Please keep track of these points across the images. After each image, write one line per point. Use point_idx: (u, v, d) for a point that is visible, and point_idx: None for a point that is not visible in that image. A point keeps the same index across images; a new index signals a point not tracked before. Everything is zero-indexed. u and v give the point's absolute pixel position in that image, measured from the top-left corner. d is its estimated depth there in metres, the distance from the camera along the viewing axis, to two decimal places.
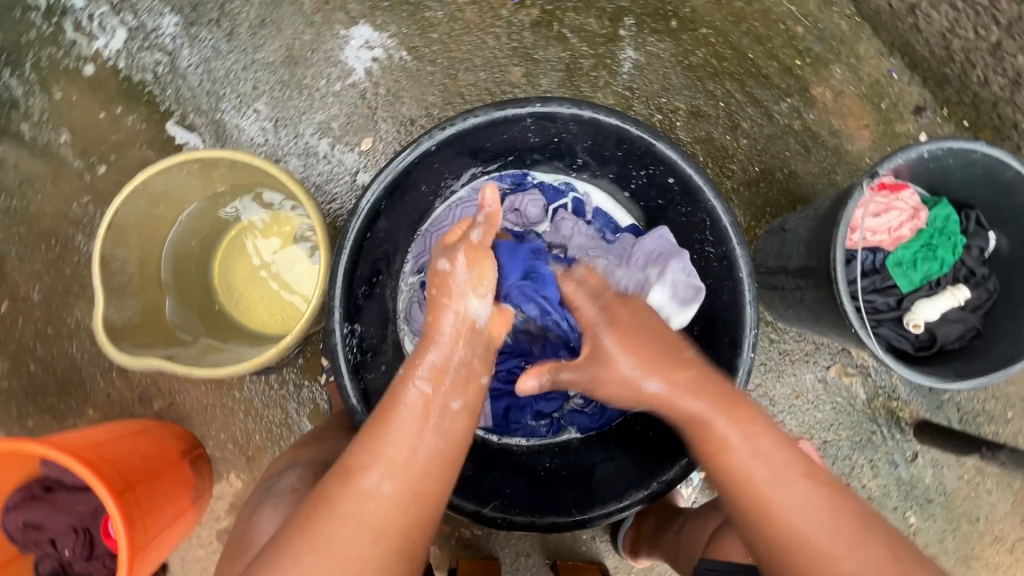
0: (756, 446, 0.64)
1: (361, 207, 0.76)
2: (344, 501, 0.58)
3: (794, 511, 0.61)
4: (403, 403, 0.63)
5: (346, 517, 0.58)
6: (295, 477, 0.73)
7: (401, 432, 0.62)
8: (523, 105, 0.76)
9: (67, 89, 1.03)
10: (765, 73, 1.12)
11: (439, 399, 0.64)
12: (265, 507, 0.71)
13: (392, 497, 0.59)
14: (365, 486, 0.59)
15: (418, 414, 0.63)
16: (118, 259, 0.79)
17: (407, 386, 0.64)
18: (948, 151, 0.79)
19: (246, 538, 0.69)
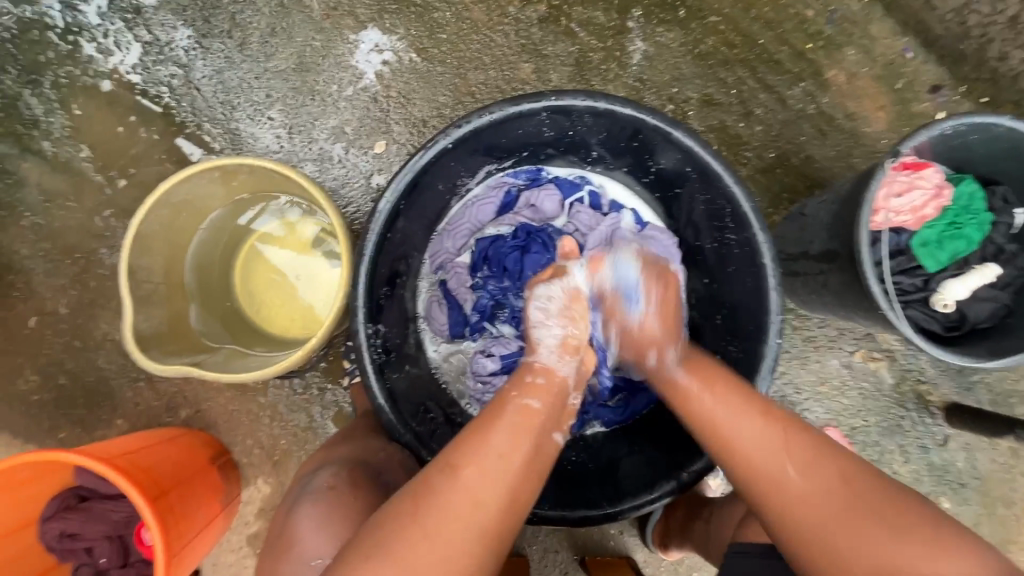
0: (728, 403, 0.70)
1: (380, 208, 0.76)
2: (445, 496, 0.59)
3: (772, 461, 0.66)
4: (506, 408, 0.68)
5: (445, 513, 0.58)
6: (329, 474, 0.73)
7: (501, 437, 0.64)
8: (538, 99, 0.76)
9: (86, 105, 1.05)
10: (777, 59, 1.11)
11: (540, 411, 0.68)
12: (301, 503, 0.71)
13: (492, 496, 0.60)
14: (464, 482, 0.60)
15: (516, 426, 0.66)
16: (144, 269, 0.79)
17: (513, 397, 0.70)
18: (972, 126, 0.77)
19: (288, 536, 0.69)
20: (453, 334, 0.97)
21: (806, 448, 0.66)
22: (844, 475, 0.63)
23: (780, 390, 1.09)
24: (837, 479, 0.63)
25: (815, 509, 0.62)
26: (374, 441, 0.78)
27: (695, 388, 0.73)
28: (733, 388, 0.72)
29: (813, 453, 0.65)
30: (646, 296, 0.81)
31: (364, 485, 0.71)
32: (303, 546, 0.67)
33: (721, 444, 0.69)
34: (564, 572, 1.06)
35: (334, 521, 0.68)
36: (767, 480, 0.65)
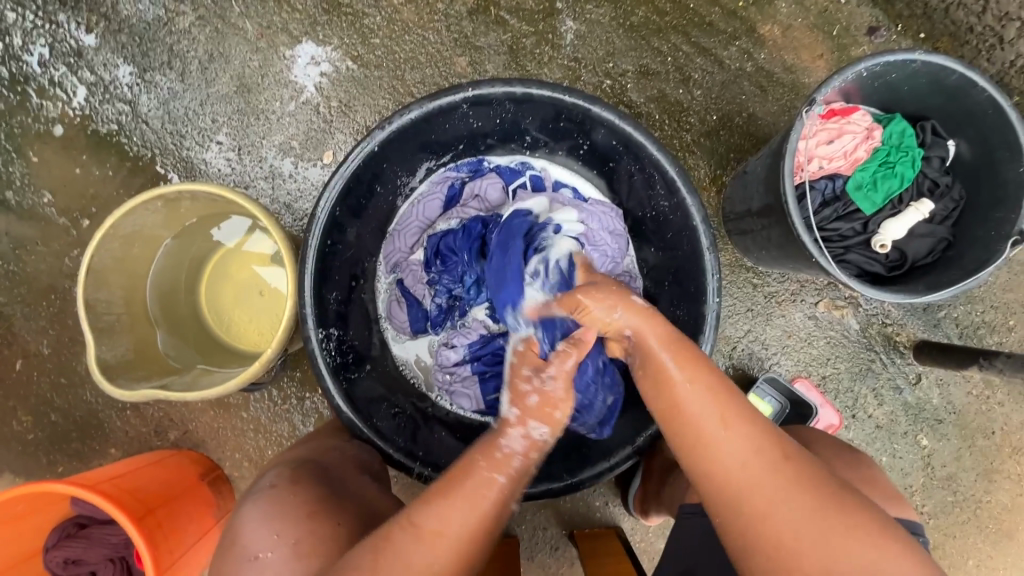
0: (711, 391, 0.64)
1: (316, 217, 0.78)
2: (409, 557, 0.58)
3: (760, 467, 0.60)
4: (473, 475, 0.64)
5: (403, 572, 0.57)
6: (274, 475, 0.71)
7: (466, 504, 0.62)
8: (456, 92, 0.78)
9: (42, 152, 1.08)
10: (709, 21, 1.11)
11: (506, 484, 0.65)
12: (242, 505, 0.68)
13: (447, 557, 0.59)
14: (430, 544, 0.59)
15: (482, 494, 0.63)
16: (102, 301, 0.82)
17: (482, 464, 0.65)
18: (888, 66, 0.78)
19: (231, 535, 0.66)
20: (415, 330, 0.99)
21: (790, 446, 0.62)
22: (809, 469, 0.60)
23: (747, 348, 1.10)
24: (815, 485, 0.59)
25: (796, 512, 0.58)
26: (331, 441, 0.79)
27: (681, 378, 0.66)
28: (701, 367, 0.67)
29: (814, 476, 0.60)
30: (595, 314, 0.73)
31: (307, 480, 0.70)
32: (242, 545, 0.64)
33: (712, 455, 0.62)
34: (554, 548, 1.09)
35: (273, 518, 0.64)
36: (758, 496, 0.59)
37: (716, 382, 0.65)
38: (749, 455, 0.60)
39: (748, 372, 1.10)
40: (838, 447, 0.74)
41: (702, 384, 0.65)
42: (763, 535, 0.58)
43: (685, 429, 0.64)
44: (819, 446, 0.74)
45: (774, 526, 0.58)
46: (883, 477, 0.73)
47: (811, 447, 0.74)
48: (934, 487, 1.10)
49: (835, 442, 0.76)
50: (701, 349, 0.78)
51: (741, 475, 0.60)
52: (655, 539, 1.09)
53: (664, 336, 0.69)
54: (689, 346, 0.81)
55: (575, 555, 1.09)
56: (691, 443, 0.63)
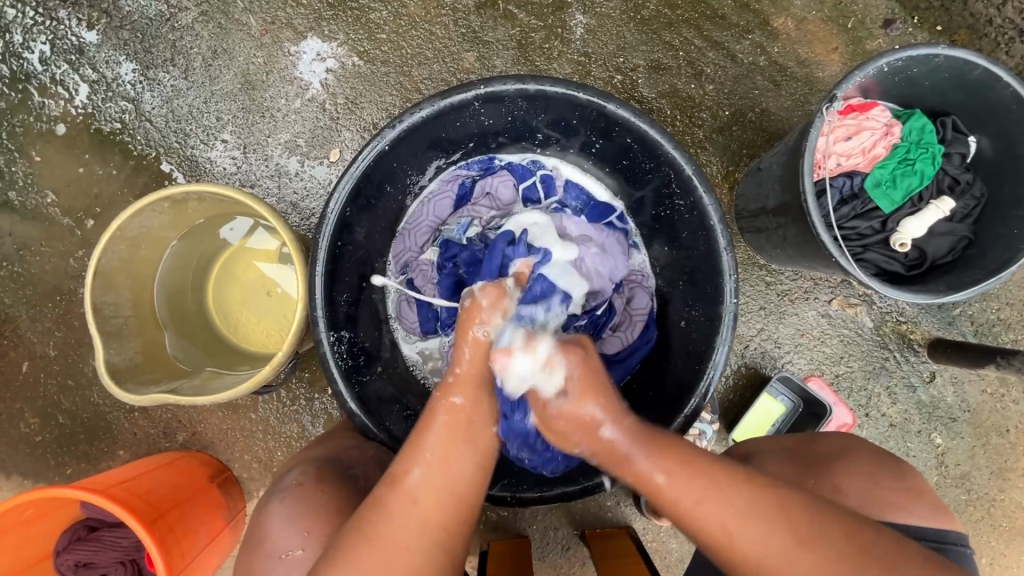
0: (700, 486, 0.62)
1: (327, 218, 0.77)
2: (392, 505, 0.61)
3: (782, 555, 0.58)
4: (436, 411, 0.66)
5: (389, 518, 0.60)
6: (298, 472, 0.75)
7: (436, 440, 0.64)
8: (468, 90, 0.76)
9: (44, 151, 1.07)
10: (721, 14, 1.09)
11: (469, 407, 0.66)
12: (270, 503, 0.73)
13: (432, 490, 0.62)
14: (410, 488, 0.61)
15: (449, 427, 0.65)
16: (110, 305, 0.81)
17: (439, 399, 0.67)
18: (910, 60, 0.76)
19: (259, 532, 0.71)
20: (425, 330, 0.99)
21: (793, 509, 0.60)
22: (830, 534, 0.58)
23: (760, 347, 1.09)
24: (839, 550, 0.58)
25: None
26: (347, 441, 0.80)
27: (658, 477, 0.63)
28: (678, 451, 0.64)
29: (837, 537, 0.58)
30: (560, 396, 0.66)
31: (329, 478, 0.73)
32: (271, 542, 0.70)
33: (738, 563, 0.59)
34: (566, 548, 1.09)
35: (299, 518, 0.70)
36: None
37: (695, 474, 0.62)
38: (764, 544, 0.59)
39: (761, 371, 1.09)
40: (876, 455, 0.73)
41: (686, 475, 0.62)
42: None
43: (700, 541, 0.62)
44: (850, 457, 0.72)
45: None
46: (927, 488, 0.71)
47: (845, 458, 0.72)
48: (948, 485, 1.10)
49: (877, 451, 0.74)
50: (718, 351, 0.77)
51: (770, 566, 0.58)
52: (667, 538, 1.08)
53: (632, 437, 0.65)
54: (705, 347, 0.80)
55: (587, 554, 1.08)
56: (714, 550, 0.61)
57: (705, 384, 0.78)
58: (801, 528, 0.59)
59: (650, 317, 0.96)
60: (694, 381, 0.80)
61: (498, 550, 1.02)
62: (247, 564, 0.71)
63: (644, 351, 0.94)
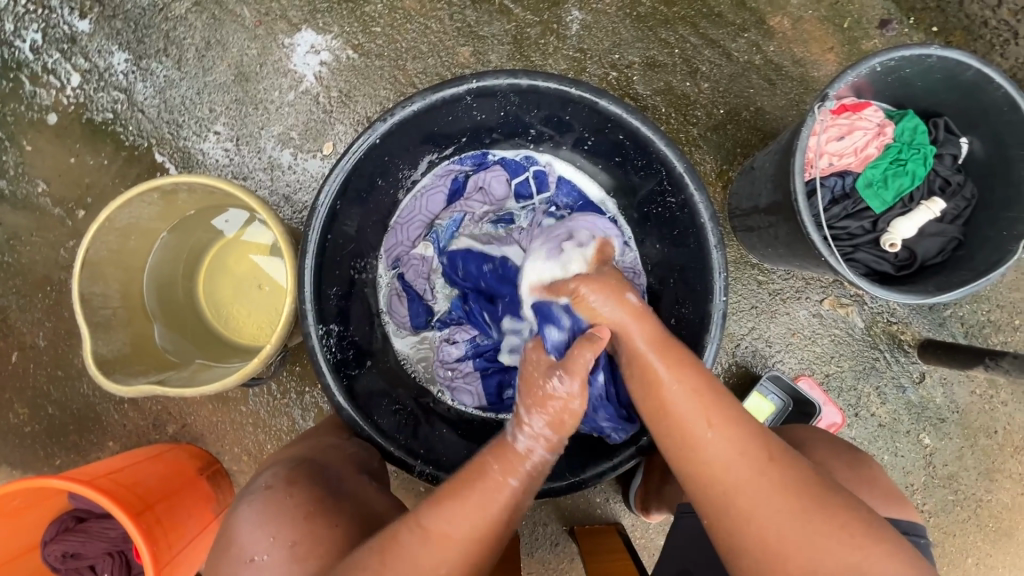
0: (698, 395, 0.64)
1: (317, 210, 0.76)
2: (417, 555, 0.58)
3: (745, 471, 0.60)
4: (488, 472, 0.64)
5: (411, 571, 0.57)
6: (269, 474, 0.71)
7: (478, 504, 0.61)
8: (460, 84, 0.76)
9: (35, 141, 1.06)
10: (717, 12, 1.09)
11: (516, 487, 0.64)
12: (239, 505, 0.68)
13: (461, 552, 0.59)
14: (437, 543, 0.59)
15: (492, 495, 0.62)
16: (98, 295, 0.81)
17: (494, 465, 0.64)
18: (903, 60, 0.76)
19: (226, 536, 0.66)
20: (415, 325, 0.99)
21: (766, 438, 0.62)
22: (795, 473, 0.60)
23: (751, 346, 1.09)
24: (801, 490, 0.59)
25: (784, 520, 0.58)
26: (328, 440, 0.78)
27: (667, 379, 0.66)
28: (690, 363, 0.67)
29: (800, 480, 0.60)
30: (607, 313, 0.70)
31: (304, 478, 0.69)
32: (238, 547, 0.64)
33: (699, 467, 0.62)
34: (554, 544, 1.09)
35: (268, 520, 0.64)
36: (751, 511, 0.59)
37: (700, 382, 0.65)
38: (732, 460, 0.61)
39: (751, 370, 1.10)
40: (838, 445, 0.74)
41: (690, 382, 0.65)
42: (750, 539, 0.59)
43: (670, 435, 0.65)
44: (813, 446, 0.73)
45: (756, 528, 0.59)
46: (884, 478, 0.72)
47: (808, 447, 0.73)
48: (935, 485, 1.10)
49: (837, 442, 0.75)
50: (708, 349, 0.77)
51: (729, 479, 0.61)
52: (655, 535, 1.08)
53: (655, 340, 0.68)
54: (695, 345, 0.80)
55: (575, 550, 1.09)
56: (684, 454, 0.64)
57: None
58: (769, 457, 0.61)
59: None
60: None
61: None
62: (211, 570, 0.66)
63: None
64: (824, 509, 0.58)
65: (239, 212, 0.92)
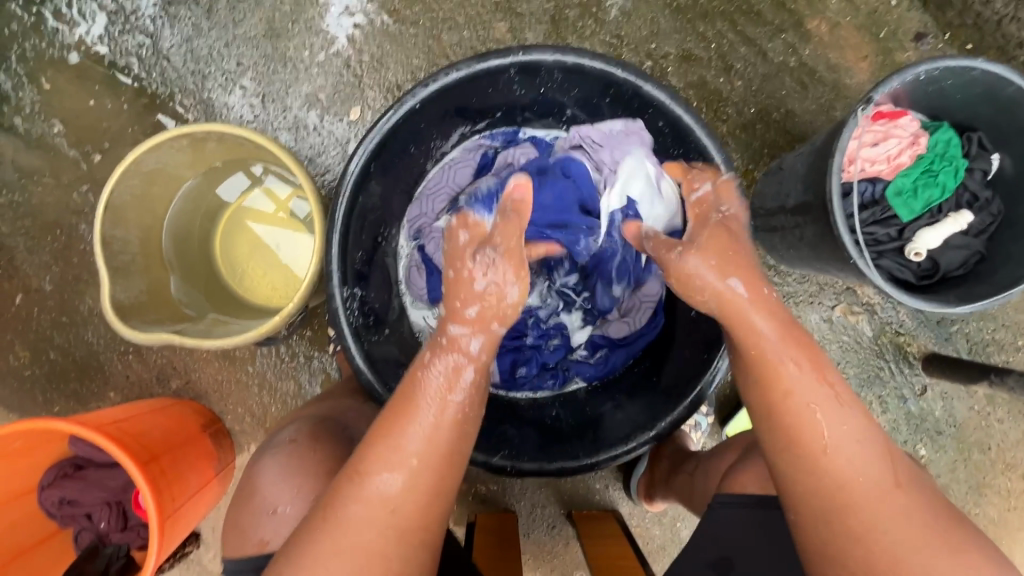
0: (837, 411, 0.61)
1: (350, 171, 0.76)
2: (357, 508, 0.57)
3: (869, 490, 0.59)
4: (417, 406, 0.60)
5: (358, 523, 0.56)
6: (293, 429, 0.72)
7: (413, 439, 0.59)
8: (506, 55, 0.75)
9: (55, 79, 1.03)
10: (757, 10, 1.08)
11: (455, 403, 0.61)
12: (262, 459, 0.69)
13: (409, 498, 0.58)
14: (378, 490, 0.57)
15: (428, 426, 0.60)
16: (119, 239, 0.79)
17: (425, 389, 0.61)
18: (947, 71, 0.77)
19: (250, 486, 0.68)
20: (433, 299, 0.98)
21: (895, 460, 0.61)
22: (921, 502, 0.59)
23: None
24: (922, 503, 0.59)
25: (902, 542, 0.57)
26: (347, 401, 0.79)
27: (795, 378, 0.62)
28: (829, 371, 0.63)
29: (932, 512, 0.59)
30: (690, 261, 0.67)
31: (326, 436, 0.70)
32: (261, 497, 0.66)
33: (812, 442, 0.60)
34: (551, 526, 1.10)
35: (291, 474, 0.67)
36: (867, 524, 0.58)
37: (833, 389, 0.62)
38: (859, 476, 0.59)
39: None
40: None
41: (829, 391, 0.61)
42: (863, 553, 0.57)
43: (800, 455, 0.60)
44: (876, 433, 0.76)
45: (877, 549, 0.57)
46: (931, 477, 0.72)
47: None
48: None
49: None
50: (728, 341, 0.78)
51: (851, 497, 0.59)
52: (651, 525, 1.10)
53: (778, 320, 0.64)
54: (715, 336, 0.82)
55: (572, 533, 1.10)
56: (798, 452, 0.61)
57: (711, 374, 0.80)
58: (898, 479, 0.60)
59: (658, 304, 0.97)
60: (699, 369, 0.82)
61: (486, 522, 1.02)
62: (232, 518, 0.68)
63: (651, 336, 0.96)
64: (949, 536, 0.57)
65: (258, 168, 0.90)
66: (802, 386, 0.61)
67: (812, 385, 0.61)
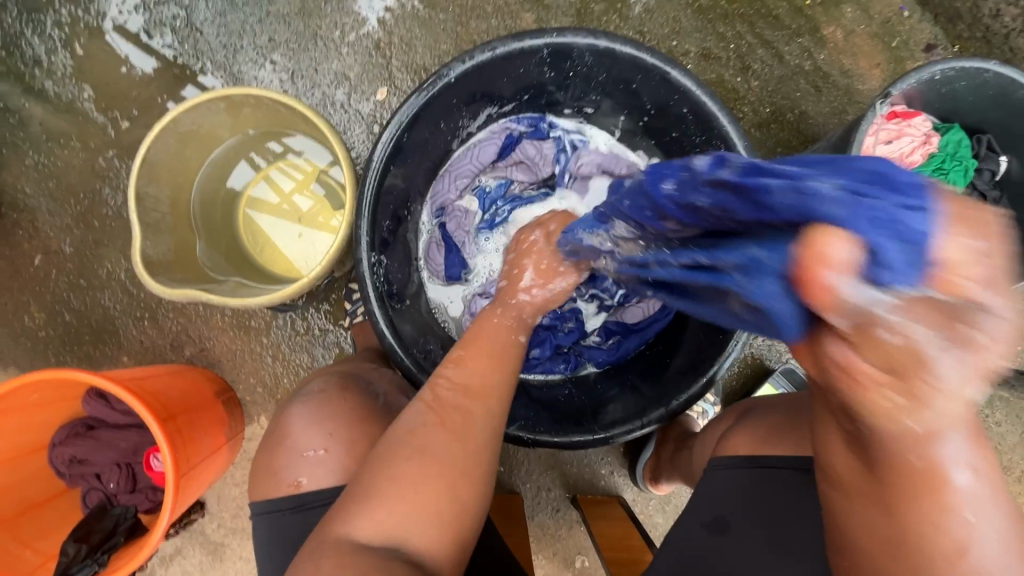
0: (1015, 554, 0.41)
1: (384, 140, 0.78)
2: (454, 399, 0.60)
3: None
4: (488, 332, 0.69)
5: (459, 412, 0.59)
6: (320, 379, 0.75)
7: (489, 351, 0.66)
8: (541, 36, 0.78)
9: (89, 46, 1.05)
10: (775, 14, 1.12)
11: (513, 338, 0.69)
12: (292, 405, 0.71)
13: (498, 396, 0.63)
14: (470, 385, 0.62)
15: (500, 344, 0.67)
16: (151, 196, 0.80)
17: (489, 323, 0.70)
18: (960, 71, 0.79)
19: (281, 431, 0.70)
20: (449, 275, 0.99)
21: None
22: None
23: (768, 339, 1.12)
24: None
25: None
26: (365, 365, 0.82)
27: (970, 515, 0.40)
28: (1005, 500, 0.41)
29: None
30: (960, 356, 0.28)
31: (353, 387, 0.73)
32: (292, 441, 0.68)
33: None
34: (555, 510, 1.11)
35: (322, 419, 0.68)
36: None
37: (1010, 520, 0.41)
38: None
39: (765, 361, 1.13)
40: None
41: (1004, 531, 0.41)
42: None
43: (931, 568, 0.41)
44: None
45: None
46: None
47: None
48: None
49: None
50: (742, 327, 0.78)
51: None
52: (654, 513, 1.11)
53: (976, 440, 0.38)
54: None
55: (575, 518, 1.10)
56: None
57: (724, 357, 0.79)
58: None
59: None
60: (714, 349, 0.82)
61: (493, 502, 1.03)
62: (261, 463, 0.69)
63: (663, 322, 0.97)
64: None
65: (261, 160, 0.93)
66: (963, 500, 0.39)
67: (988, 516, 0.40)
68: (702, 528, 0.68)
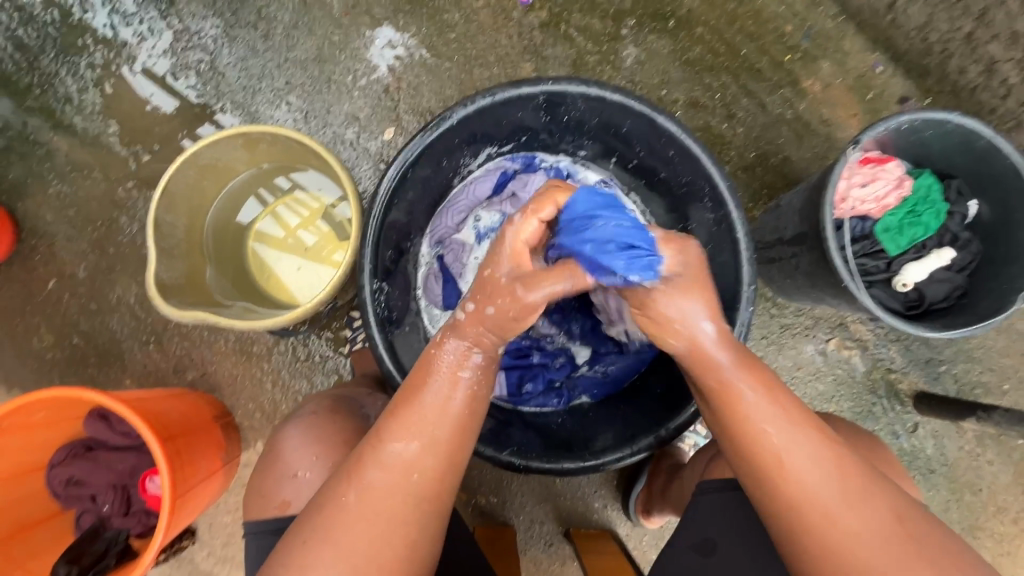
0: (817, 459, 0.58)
1: (389, 176, 0.83)
2: (376, 471, 0.59)
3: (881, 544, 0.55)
4: (436, 379, 0.62)
5: (380, 487, 0.58)
6: (314, 403, 0.78)
7: (428, 407, 0.61)
8: (537, 84, 0.84)
9: (118, 86, 1.13)
10: (758, 68, 1.20)
11: (471, 381, 0.62)
12: (285, 427, 0.74)
13: (425, 466, 0.60)
14: (394, 457, 0.59)
15: (444, 396, 0.61)
16: (168, 224, 0.85)
17: (439, 364, 0.63)
18: (925, 122, 0.86)
19: (274, 452, 0.73)
20: (447, 304, 1.03)
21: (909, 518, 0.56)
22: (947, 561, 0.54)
23: None
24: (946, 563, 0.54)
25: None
26: (359, 390, 0.84)
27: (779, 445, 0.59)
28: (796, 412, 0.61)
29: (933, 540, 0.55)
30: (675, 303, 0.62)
31: (344, 410, 0.76)
32: (283, 462, 0.71)
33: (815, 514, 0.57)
34: (547, 543, 1.10)
35: (312, 442, 0.71)
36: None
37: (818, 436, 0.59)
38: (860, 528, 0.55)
39: None
40: (856, 429, 0.79)
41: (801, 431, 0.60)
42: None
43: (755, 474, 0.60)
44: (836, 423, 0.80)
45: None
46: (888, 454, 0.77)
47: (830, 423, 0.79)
48: None
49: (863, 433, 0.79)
50: None
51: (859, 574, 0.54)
52: (648, 548, 1.11)
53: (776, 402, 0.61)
54: None
55: (568, 553, 1.10)
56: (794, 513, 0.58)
57: None
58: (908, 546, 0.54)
59: None
60: None
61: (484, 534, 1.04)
62: (256, 481, 0.73)
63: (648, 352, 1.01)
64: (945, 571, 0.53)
65: (270, 194, 0.99)
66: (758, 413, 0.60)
67: (794, 433, 0.59)
68: (688, 551, 0.70)
